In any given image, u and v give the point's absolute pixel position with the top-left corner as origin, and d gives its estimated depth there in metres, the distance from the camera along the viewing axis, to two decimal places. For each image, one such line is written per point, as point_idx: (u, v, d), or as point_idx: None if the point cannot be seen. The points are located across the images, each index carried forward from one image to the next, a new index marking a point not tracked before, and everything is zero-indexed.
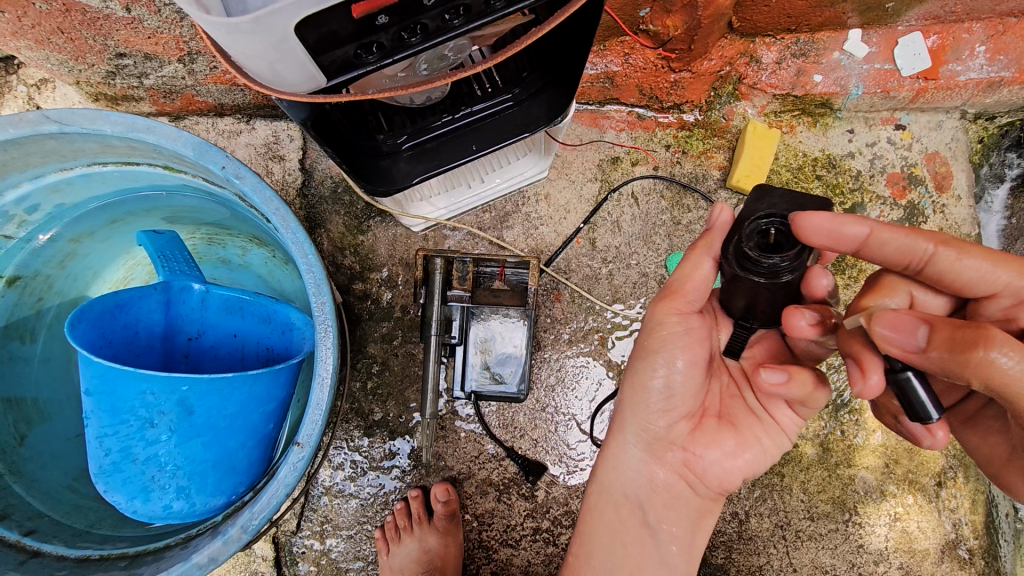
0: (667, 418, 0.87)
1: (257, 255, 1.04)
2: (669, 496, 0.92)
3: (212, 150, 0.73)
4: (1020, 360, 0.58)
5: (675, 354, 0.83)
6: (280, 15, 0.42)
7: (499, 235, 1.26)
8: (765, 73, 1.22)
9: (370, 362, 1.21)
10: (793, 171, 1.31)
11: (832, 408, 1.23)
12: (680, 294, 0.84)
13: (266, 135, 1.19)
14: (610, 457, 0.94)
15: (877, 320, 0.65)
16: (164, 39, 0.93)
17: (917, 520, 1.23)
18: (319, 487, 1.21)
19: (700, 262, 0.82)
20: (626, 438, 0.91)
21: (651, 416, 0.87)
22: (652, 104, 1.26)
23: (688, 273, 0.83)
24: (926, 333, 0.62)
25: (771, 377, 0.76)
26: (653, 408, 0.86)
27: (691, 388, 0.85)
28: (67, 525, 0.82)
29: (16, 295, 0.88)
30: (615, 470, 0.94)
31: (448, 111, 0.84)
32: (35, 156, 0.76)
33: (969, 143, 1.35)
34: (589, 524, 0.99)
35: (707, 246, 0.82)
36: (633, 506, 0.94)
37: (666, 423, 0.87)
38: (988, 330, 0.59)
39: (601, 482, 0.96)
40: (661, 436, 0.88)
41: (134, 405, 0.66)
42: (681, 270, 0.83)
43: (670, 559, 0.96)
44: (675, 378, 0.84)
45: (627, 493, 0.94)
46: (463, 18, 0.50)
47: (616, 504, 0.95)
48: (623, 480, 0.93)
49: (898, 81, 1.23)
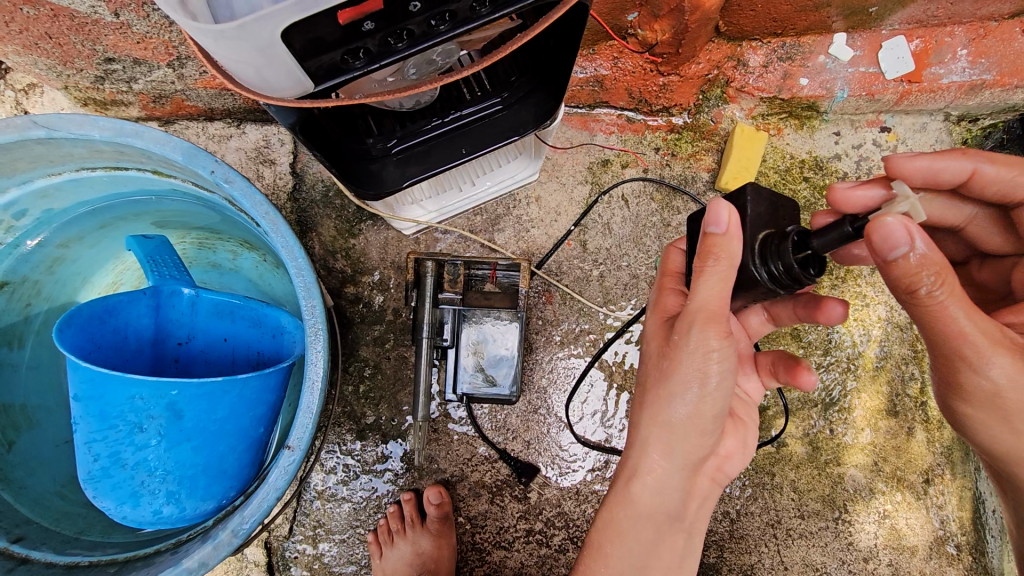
0: (703, 437, 0.82)
1: (248, 259, 1.04)
2: (700, 498, 0.92)
3: (201, 155, 0.73)
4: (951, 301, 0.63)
5: (706, 375, 0.77)
6: (266, 21, 0.42)
7: (490, 238, 1.26)
8: (752, 76, 1.24)
9: (362, 365, 1.21)
10: (780, 173, 1.33)
11: (821, 407, 1.24)
12: (714, 312, 0.75)
13: (257, 139, 1.19)
14: (650, 482, 0.85)
15: (872, 230, 0.60)
16: (153, 44, 0.93)
17: (905, 516, 1.25)
18: (312, 491, 1.21)
19: (719, 274, 0.73)
20: (669, 463, 0.84)
21: (695, 438, 0.82)
22: (641, 107, 1.28)
23: (712, 289, 0.74)
24: (905, 253, 0.61)
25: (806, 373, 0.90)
26: (696, 431, 0.81)
27: (723, 405, 0.80)
28: (57, 531, 0.81)
29: (4, 300, 0.88)
30: (651, 491, 0.86)
31: (438, 115, 0.84)
32: (24, 161, 0.76)
33: (953, 144, 1.38)
34: (614, 546, 0.90)
35: (727, 254, 0.72)
36: (669, 520, 0.89)
37: (704, 441, 0.83)
38: (947, 273, 0.62)
39: (637, 505, 0.87)
40: (696, 453, 0.84)
41: (123, 410, 0.66)
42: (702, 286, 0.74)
43: (692, 554, 0.96)
44: (714, 402, 0.78)
45: (664, 511, 0.88)
46: (450, 23, 0.51)
47: (653, 523, 0.89)
48: (664, 499, 0.87)
49: (882, 84, 1.24)
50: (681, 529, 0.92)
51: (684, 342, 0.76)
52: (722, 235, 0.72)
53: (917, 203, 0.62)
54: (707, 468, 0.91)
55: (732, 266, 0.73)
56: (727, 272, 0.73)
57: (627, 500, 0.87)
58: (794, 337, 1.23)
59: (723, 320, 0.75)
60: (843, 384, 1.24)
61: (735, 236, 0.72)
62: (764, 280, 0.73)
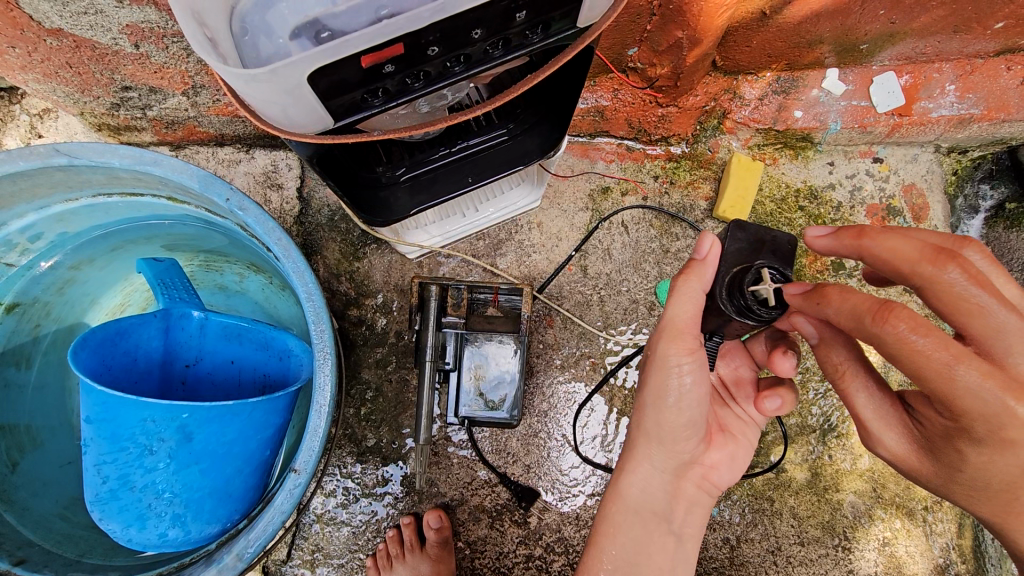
0: (682, 440, 0.88)
1: (254, 281, 1.05)
2: (687, 502, 0.94)
3: (217, 182, 0.75)
4: (863, 395, 0.76)
5: (684, 386, 0.82)
6: (296, 66, 0.45)
7: (493, 262, 1.28)
8: (747, 109, 1.28)
9: (364, 388, 1.22)
10: (776, 202, 1.36)
11: (820, 433, 1.25)
12: (682, 328, 0.81)
13: (265, 164, 1.22)
14: (635, 478, 0.91)
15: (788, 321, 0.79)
16: (170, 73, 0.96)
17: (905, 544, 1.25)
18: (311, 515, 1.20)
19: (692, 294, 0.79)
20: (652, 460, 0.90)
21: (675, 439, 0.88)
22: (641, 137, 1.31)
23: (683, 308, 0.80)
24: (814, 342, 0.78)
25: (769, 403, 0.88)
26: (675, 433, 0.87)
27: (702, 413, 0.85)
28: (59, 553, 0.81)
29: (14, 321, 0.89)
30: (636, 484, 0.91)
31: (445, 145, 0.87)
32: (43, 187, 0.78)
33: (944, 175, 1.43)
34: (604, 544, 0.93)
35: (699, 278, 0.79)
36: (656, 518, 0.93)
37: (684, 442, 0.88)
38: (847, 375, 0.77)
39: (623, 501, 0.92)
40: (678, 455, 0.90)
41: (134, 432, 0.66)
42: (675, 305, 0.81)
43: (684, 560, 0.95)
44: (689, 408, 0.84)
45: (650, 508, 0.92)
46: (464, 64, 0.54)
47: (640, 520, 0.92)
48: (649, 495, 0.92)
49: (874, 117, 1.29)
50: (669, 532, 0.93)
51: (655, 354, 0.83)
52: (700, 262, 0.79)
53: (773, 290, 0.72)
54: (692, 474, 0.93)
55: (703, 288, 0.79)
56: (699, 291, 0.79)
57: (615, 494, 0.93)
58: None
59: (694, 338, 0.81)
60: (841, 410, 1.25)
61: (711, 265, 0.79)
62: (732, 313, 0.77)
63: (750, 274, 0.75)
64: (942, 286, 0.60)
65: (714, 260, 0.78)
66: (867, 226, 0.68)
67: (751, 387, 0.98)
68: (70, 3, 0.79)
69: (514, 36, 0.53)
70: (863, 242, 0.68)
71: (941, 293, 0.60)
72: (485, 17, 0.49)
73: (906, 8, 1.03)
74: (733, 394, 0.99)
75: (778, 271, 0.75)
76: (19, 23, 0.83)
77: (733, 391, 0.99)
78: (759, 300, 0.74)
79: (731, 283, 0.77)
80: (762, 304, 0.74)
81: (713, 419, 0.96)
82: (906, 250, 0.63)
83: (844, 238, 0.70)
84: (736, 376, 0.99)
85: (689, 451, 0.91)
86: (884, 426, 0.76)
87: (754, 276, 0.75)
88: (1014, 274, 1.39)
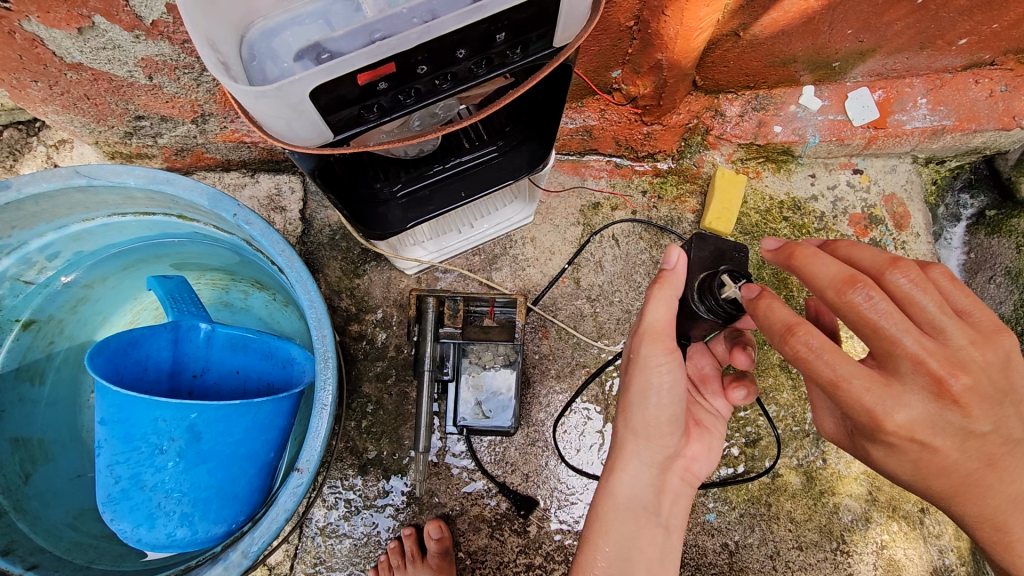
0: (665, 436, 0.91)
1: (258, 298, 1.10)
2: (673, 495, 0.96)
3: (225, 200, 0.80)
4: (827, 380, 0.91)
5: (662, 384, 0.86)
6: (299, 83, 0.50)
7: (488, 276, 1.33)
8: (729, 125, 1.34)
9: (365, 402, 1.25)
10: (761, 213, 1.41)
11: (813, 436, 1.27)
12: (661, 331, 0.86)
13: (270, 187, 1.28)
14: (625, 473, 0.94)
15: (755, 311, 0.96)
16: (180, 102, 1.03)
17: (903, 547, 1.26)
18: (314, 527, 1.22)
19: (666, 300, 0.84)
20: (639, 456, 0.93)
21: (660, 434, 0.91)
22: (628, 154, 1.38)
23: (658, 312, 0.85)
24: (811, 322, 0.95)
25: (736, 393, 0.97)
26: (660, 429, 0.90)
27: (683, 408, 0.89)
28: (68, 560, 0.83)
29: (30, 338, 0.93)
30: (625, 480, 0.94)
31: (439, 162, 0.93)
32: (62, 208, 0.83)
33: (924, 185, 1.48)
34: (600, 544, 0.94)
35: (671, 286, 0.85)
36: (645, 514, 0.94)
37: (668, 437, 0.92)
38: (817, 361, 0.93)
39: (615, 497, 0.94)
40: (663, 450, 0.93)
41: (146, 432, 0.70)
42: (651, 310, 0.86)
43: (673, 554, 0.97)
44: (672, 404, 0.88)
45: (640, 504, 0.94)
46: (451, 82, 0.59)
47: (631, 516, 0.94)
48: (639, 491, 0.94)
49: (851, 130, 1.35)
50: (657, 525, 0.95)
51: (636, 355, 0.87)
52: (671, 270, 0.85)
53: (736, 293, 0.79)
54: (675, 468, 0.96)
55: (676, 294, 0.84)
56: (672, 298, 0.84)
57: (607, 492, 0.95)
58: (782, 369, 1.28)
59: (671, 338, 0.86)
60: None
61: (682, 271, 0.84)
62: (704, 314, 0.84)
63: (716, 280, 0.82)
64: (851, 312, 0.67)
65: (683, 267, 0.84)
66: (798, 245, 0.72)
67: (717, 383, 1.04)
68: (91, 39, 0.86)
69: (496, 56, 0.59)
70: (792, 260, 0.72)
71: (849, 316, 0.68)
72: (468, 38, 0.54)
73: (872, 27, 1.10)
74: (702, 389, 1.04)
75: (739, 273, 0.83)
76: (43, 59, 0.89)
77: (702, 388, 1.04)
78: (728, 301, 0.81)
79: (696, 286, 0.84)
80: (730, 305, 0.81)
81: (690, 414, 1.01)
82: (823, 273, 0.69)
83: (778, 258, 0.74)
84: (703, 374, 1.05)
85: (673, 446, 0.94)
86: (824, 413, 0.90)
87: (719, 282, 0.82)
88: (997, 278, 1.42)
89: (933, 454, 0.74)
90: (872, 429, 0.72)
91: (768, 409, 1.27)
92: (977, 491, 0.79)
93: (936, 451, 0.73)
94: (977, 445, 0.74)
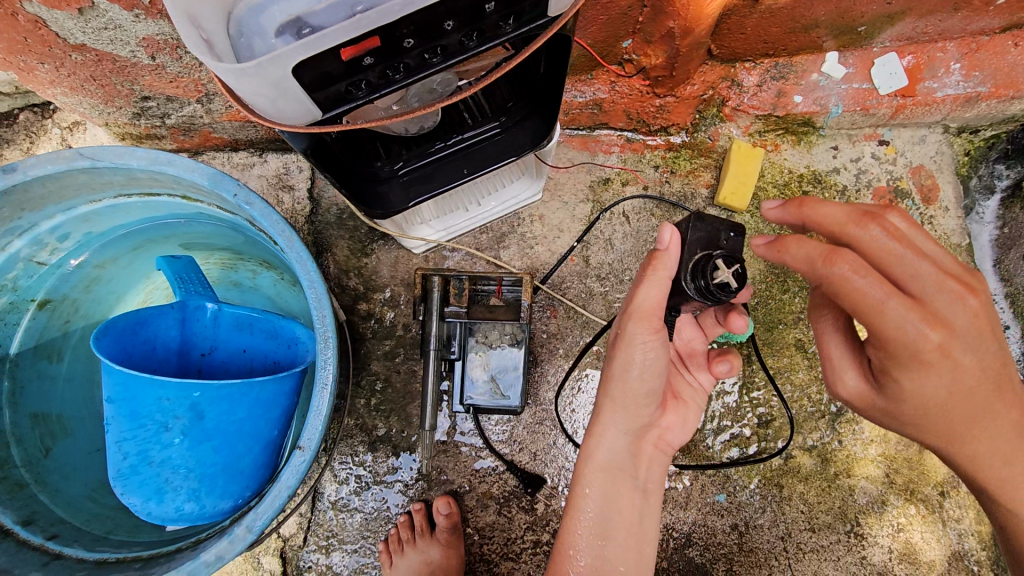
0: (642, 405, 0.92)
1: (267, 278, 1.11)
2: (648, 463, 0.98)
3: (225, 180, 0.80)
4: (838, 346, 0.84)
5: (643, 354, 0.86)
6: (280, 60, 0.49)
7: (496, 255, 1.32)
8: (746, 95, 1.29)
9: (373, 379, 1.26)
10: (779, 188, 1.36)
11: (829, 417, 1.24)
12: (648, 312, 0.85)
13: (277, 167, 1.28)
14: (603, 446, 0.94)
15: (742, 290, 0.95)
16: (184, 82, 1.02)
17: (920, 530, 1.23)
18: (326, 502, 1.25)
19: (658, 282, 0.83)
20: (616, 423, 0.94)
21: (637, 404, 0.92)
22: (640, 127, 1.33)
23: (650, 293, 0.84)
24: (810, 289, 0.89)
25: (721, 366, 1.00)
26: (637, 399, 0.92)
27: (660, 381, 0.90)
28: (87, 530, 0.87)
29: (46, 317, 0.96)
30: (603, 445, 0.94)
31: (441, 139, 0.91)
32: (68, 190, 0.84)
33: (955, 156, 1.40)
34: (578, 516, 0.95)
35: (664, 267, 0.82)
36: (623, 478, 0.95)
37: (644, 407, 0.93)
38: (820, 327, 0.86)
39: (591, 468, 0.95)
40: (640, 419, 0.94)
41: (151, 410, 0.72)
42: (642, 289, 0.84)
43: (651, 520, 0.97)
44: (649, 377, 0.89)
45: (618, 468, 0.95)
46: (442, 56, 0.57)
47: (608, 481, 0.95)
48: (616, 456, 0.95)
49: (877, 99, 1.28)
50: (635, 489, 0.96)
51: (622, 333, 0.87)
52: (662, 253, 0.82)
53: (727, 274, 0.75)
54: (650, 436, 0.98)
55: (669, 276, 0.82)
56: (664, 278, 0.82)
57: (585, 456, 0.96)
58: (799, 348, 1.25)
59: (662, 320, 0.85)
60: None
61: (674, 254, 0.82)
62: (693, 295, 0.79)
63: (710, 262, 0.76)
64: (868, 243, 0.68)
65: (676, 250, 0.81)
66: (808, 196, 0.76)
67: (702, 356, 1.06)
68: (92, 19, 0.86)
69: (488, 27, 0.57)
70: (805, 210, 0.74)
71: (865, 248, 0.69)
72: (455, 8, 0.52)
73: None
74: (686, 362, 1.05)
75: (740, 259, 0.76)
76: (46, 41, 0.90)
77: (687, 360, 1.06)
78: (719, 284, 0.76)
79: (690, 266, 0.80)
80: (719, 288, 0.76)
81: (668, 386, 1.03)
82: (836, 214, 0.71)
83: (789, 209, 0.77)
84: (689, 348, 1.05)
85: (648, 415, 0.95)
86: (844, 368, 0.83)
87: (713, 265, 0.76)
88: None
89: (960, 376, 0.72)
90: (913, 348, 0.69)
91: (783, 389, 1.24)
92: (984, 419, 0.78)
93: (963, 370, 0.72)
94: (992, 365, 0.74)
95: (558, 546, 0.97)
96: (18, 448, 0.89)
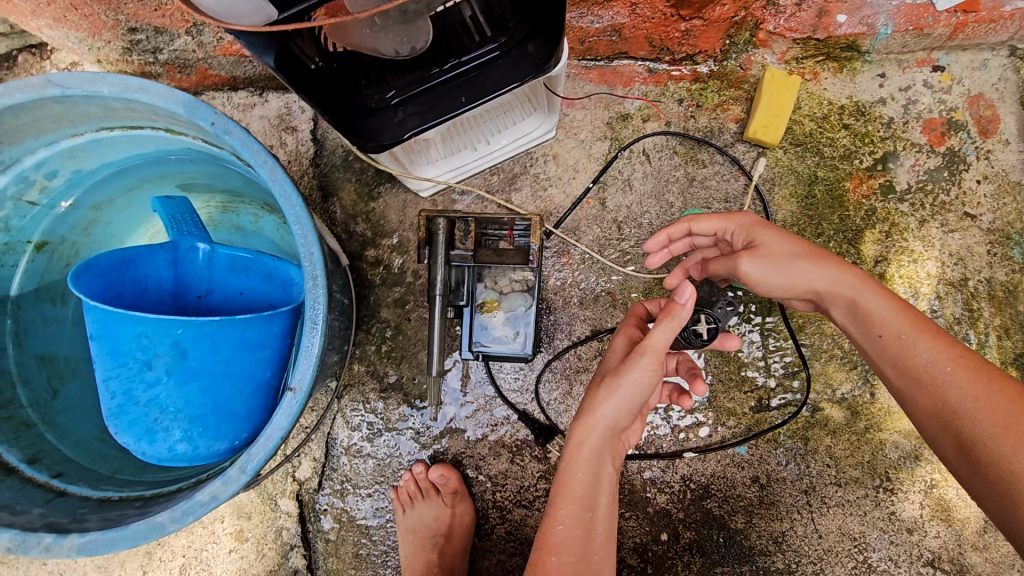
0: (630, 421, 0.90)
1: (268, 221, 1.07)
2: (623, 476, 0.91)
3: (202, 108, 0.74)
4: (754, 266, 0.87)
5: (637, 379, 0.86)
6: None
7: (508, 198, 1.25)
8: (783, 16, 1.15)
9: (382, 327, 1.23)
10: (817, 121, 1.24)
11: (862, 368, 1.17)
12: (658, 350, 0.85)
13: (279, 107, 1.22)
14: (593, 439, 0.87)
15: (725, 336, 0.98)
16: (170, 10, 1.01)
17: (956, 487, 1.15)
18: (339, 448, 1.24)
19: (674, 324, 0.82)
20: (600, 432, 0.88)
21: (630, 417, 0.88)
22: (664, 56, 1.22)
23: (662, 335, 0.83)
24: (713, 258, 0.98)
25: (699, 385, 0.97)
26: (629, 412, 0.88)
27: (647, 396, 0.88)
28: (94, 469, 0.87)
29: (45, 260, 0.94)
30: (581, 454, 0.87)
31: (438, 64, 0.84)
32: (46, 121, 0.80)
33: (1021, 83, 1.25)
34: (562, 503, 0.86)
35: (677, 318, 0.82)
36: (598, 486, 0.88)
37: (632, 419, 0.90)
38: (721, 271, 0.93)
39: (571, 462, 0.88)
40: (623, 428, 0.90)
41: (131, 349, 0.70)
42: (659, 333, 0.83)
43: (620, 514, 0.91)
44: (638, 387, 0.86)
45: (592, 481, 0.87)
46: None
47: (583, 488, 0.87)
48: (591, 472, 0.87)
49: (932, 16, 1.14)
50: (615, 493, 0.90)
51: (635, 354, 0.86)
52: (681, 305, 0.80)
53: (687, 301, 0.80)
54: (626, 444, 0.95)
55: (681, 322, 0.82)
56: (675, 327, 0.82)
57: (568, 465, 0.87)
58: None
59: (658, 338, 0.84)
60: None
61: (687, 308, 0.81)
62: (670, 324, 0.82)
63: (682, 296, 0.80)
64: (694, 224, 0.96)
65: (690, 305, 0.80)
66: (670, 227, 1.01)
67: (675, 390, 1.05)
68: None
69: None
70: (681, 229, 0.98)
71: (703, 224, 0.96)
72: None
73: None
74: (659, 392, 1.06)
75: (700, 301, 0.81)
76: None
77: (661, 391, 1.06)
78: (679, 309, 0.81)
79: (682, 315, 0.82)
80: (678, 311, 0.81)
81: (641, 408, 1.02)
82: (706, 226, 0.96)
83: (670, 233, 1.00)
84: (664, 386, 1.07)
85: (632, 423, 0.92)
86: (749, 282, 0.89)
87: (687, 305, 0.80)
88: None
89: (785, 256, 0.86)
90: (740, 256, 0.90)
91: (801, 341, 1.17)
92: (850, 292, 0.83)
93: (787, 252, 0.86)
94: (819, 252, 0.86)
95: (541, 532, 0.88)
96: (25, 389, 0.90)
